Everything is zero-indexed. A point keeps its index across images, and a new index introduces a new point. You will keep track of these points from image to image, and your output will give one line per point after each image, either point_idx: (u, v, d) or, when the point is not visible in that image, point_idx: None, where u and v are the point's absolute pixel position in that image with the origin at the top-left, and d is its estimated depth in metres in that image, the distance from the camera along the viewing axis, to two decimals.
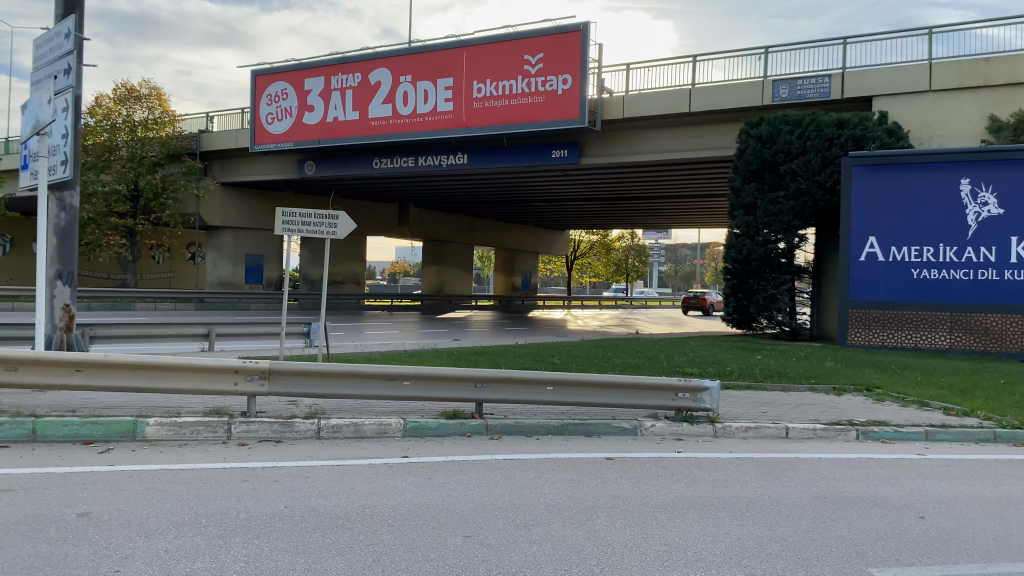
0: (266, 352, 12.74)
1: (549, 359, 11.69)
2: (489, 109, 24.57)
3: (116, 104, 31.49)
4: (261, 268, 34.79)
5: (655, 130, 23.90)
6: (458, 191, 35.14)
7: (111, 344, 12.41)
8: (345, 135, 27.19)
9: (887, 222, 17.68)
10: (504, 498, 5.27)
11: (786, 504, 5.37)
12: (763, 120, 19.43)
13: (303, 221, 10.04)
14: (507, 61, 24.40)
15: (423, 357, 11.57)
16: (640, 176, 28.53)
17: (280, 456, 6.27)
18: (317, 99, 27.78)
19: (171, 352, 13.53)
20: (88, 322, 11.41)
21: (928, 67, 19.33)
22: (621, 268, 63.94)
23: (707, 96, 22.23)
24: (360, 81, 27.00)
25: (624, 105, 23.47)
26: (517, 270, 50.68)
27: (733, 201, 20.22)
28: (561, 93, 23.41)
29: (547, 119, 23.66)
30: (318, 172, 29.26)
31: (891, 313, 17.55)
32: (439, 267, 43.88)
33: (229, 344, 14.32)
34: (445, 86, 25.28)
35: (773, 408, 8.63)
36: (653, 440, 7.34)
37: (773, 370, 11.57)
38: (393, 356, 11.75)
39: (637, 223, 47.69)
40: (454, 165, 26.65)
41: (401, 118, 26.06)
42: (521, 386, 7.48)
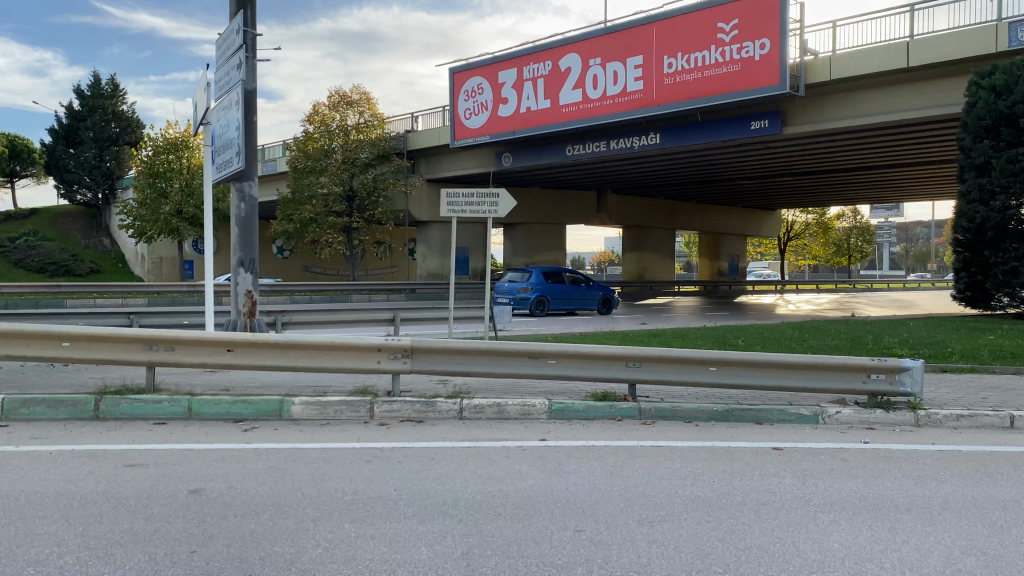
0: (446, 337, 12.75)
1: (733, 341, 10.71)
2: (681, 83, 23.44)
3: (331, 111, 33.04)
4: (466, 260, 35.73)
5: (867, 92, 21.68)
6: (657, 173, 34.15)
7: (305, 330, 12.98)
8: (538, 124, 27.12)
9: None
10: (633, 490, 4.62)
11: (994, 509, 4.28)
12: (996, 69, 16.89)
13: (466, 202, 9.86)
14: (699, 31, 23.08)
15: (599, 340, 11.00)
16: (854, 144, 26.08)
17: (415, 437, 5.99)
18: (509, 91, 27.92)
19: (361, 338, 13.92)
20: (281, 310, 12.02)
21: None
22: (843, 248, 59.47)
23: (929, 47, 19.76)
24: (549, 68, 26.79)
25: (831, 67, 21.50)
26: (725, 254, 48.56)
27: (961, 163, 17.75)
28: (758, 59, 21.80)
29: (743, 89, 22.14)
30: (514, 163, 29.48)
31: None
32: (641, 253, 43.18)
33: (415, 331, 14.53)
34: (635, 64, 24.42)
35: (996, 393, 7.23)
36: (837, 429, 6.30)
37: (1003, 350, 9.87)
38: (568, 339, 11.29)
39: (858, 199, 44.01)
40: (647, 146, 25.78)
41: (591, 101, 25.55)
42: (679, 366, 6.73)
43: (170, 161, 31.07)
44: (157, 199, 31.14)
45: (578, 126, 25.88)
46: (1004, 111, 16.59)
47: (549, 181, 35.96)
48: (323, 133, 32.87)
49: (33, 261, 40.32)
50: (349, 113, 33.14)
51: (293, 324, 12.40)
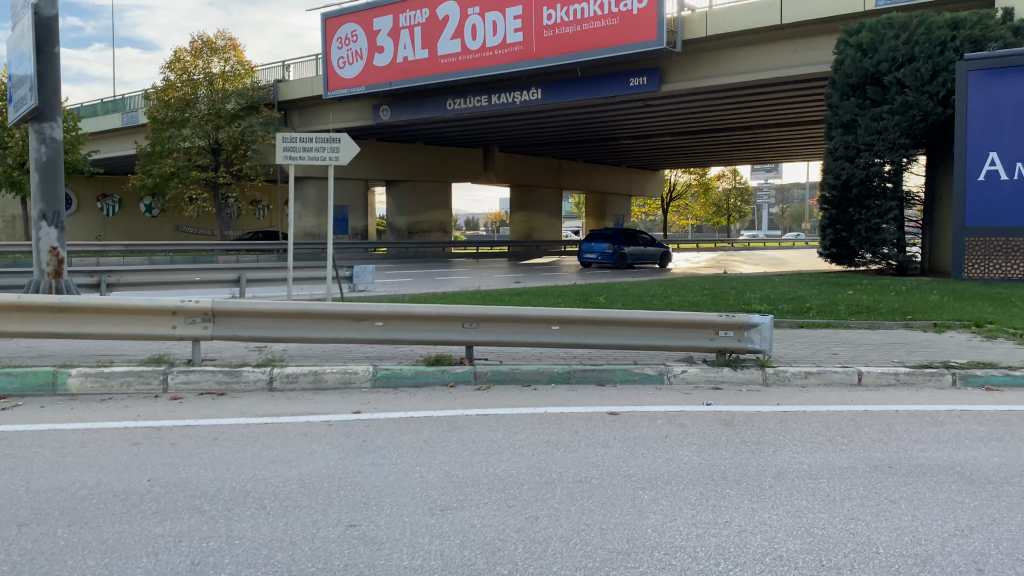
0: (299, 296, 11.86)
1: (594, 299, 10.27)
2: (560, 36, 22.86)
3: (193, 58, 30.82)
4: (345, 219, 34.99)
5: (743, 49, 21.67)
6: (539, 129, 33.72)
7: (140, 291, 11.83)
8: (415, 75, 26.03)
9: (1013, 133, 15.17)
10: (438, 470, 3.97)
11: (831, 479, 3.88)
12: (863, 26, 16.98)
13: (304, 146, 8.94)
14: None
15: (454, 299, 10.33)
16: (731, 103, 26.24)
17: (207, 413, 5.15)
18: (385, 39, 26.66)
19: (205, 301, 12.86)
20: (106, 269, 10.86)
21: None
22: (723, 208, 61.03)
23: (802, 4, 19.84)
24: (426, 16, 25.70)
25: (708, 22, 21.35)
26: (611, 214, 48.85)
27: (829, 121, 17.84)
28: (636, 13, 21.45)
29: (623, 43, 21.80)
30: (391, 116, 28.32)
31: (1016, 239, 15.18)
32: (527, 213, 42.66)
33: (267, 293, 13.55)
34: (514, 15, 23.61)
35: (848, 348, 7.01)
36: (681, 390, 5.87)
37: (859, 305, 9.81)
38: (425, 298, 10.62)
39: (736, 159, 44.98)
40: (527, 101, 25.15)
41: (469, 52, 24.65)
42: (519, 326, 6.11)
43: None
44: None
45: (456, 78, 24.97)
46: (870, 69, 16.75)
47: (431, 136, 34.97)
48: (184, 83, 30.61)
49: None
50: (215, 61, 31.08)
51: (124, 284, 11.27)
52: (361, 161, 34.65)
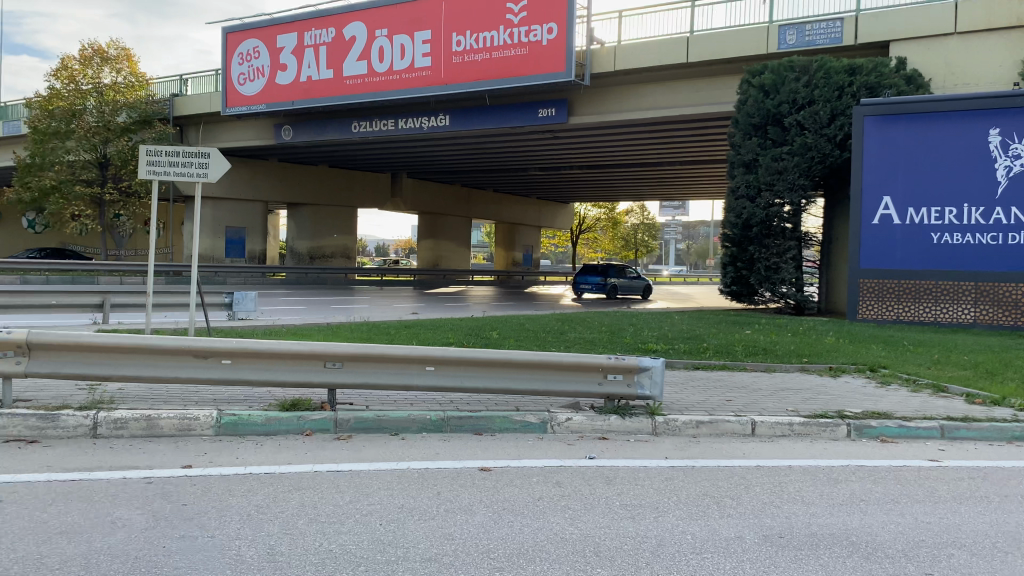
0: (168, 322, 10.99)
1: (487, 334, 9.79)
2: (469, 63, 22.55)
3: (82, 66, 29.41)
4: (242, 241, 33.69)
5: (650, 86, 21.85)
6: (448, 156, 33.28)
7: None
8: (319, 95, 25.28)
9: (905, 179, 15.52)
10: (261, 545, 3.33)
11: (716, 554, 3.42)
12: (765, 68, 17.28)
13: (172, 161, 8.20)
14: (489, 10, 22.35)
15: (337, 332, 9.66)
16: (638, 139, 26.40)
17: (5, 467, 4.32)
18: (289, 57, 25.96)
19: (64, 325, 11.81)
20: None
21: (954, 6, 17.18)
22: (631, 242, 61.80)
23: (707, 44, 20.10)
24: (333, 36, 25.10)
25: (616, 58, 21.39)
26: (520, 245, 48.78)
27: (732, 160, 17.98)
28: (546, 45, 21.42)
29: (532, 74, 21.65)
30: (294, 137, 27.41)
31: (906, 282, 15.42)
32: (435, 241, 42.12)
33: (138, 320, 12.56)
34: (423, 39, 23.25)
35: (742, 394, 6.68)
36: (564, 440, 5.36)
37: (755, 346, 9.61)
38: (306, 330, 9.90)
39: (644, 195, 45.53)
40: (435, 127, 24.75)
41: (376, 75, 24.06)
42: (389, 367, 5.49)
43: None
44: None
45: (362, 100, 24.36)
46: (772, 110, 17.02)
47: (337, 159, 34.13)
48: (72, 92, 29.23)
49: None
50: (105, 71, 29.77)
51: None
52: (262, 181, 33.55)
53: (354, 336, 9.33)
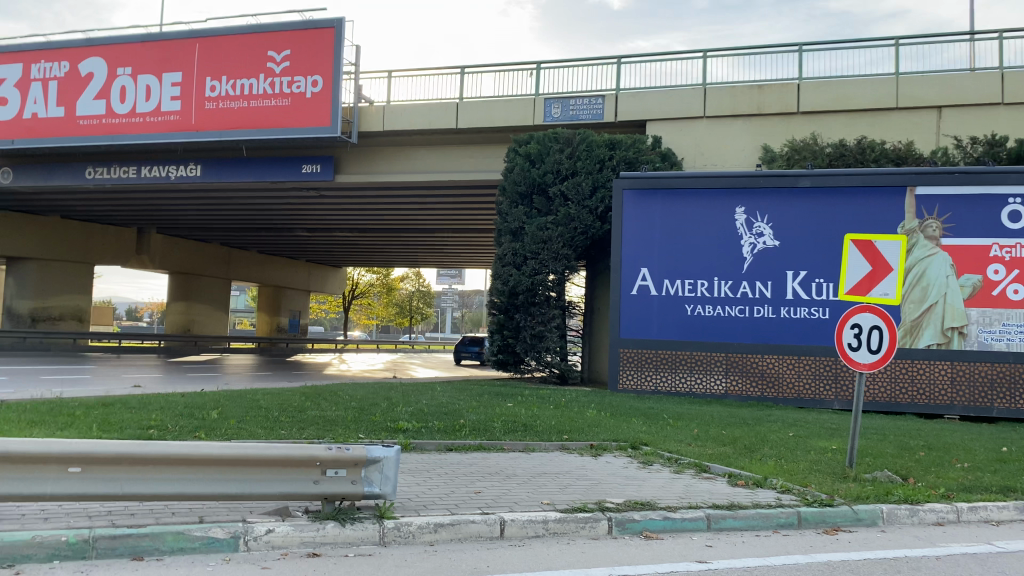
0: None
1: (209, 411, 8.25)
2: (223, 110, 21.14)
3: None
4: None
5: (418, 149, 21.28)
6: (204, 211, 30.73)
7: None
8: (46, 134, 22.65)
9: (661, 251, 15.85)
10: None
11: None
12: (531, 137, 17.26)
13: None
14: (247, 57, 21.23)
15: (5, 412, 7.66)
16: (408, 203, 25.69)
17: None
18: (11, 90, 23.16)
19: None
20: None
21: (703, 91, 18.21)
22: (405, 309, 60.92)
23: (475, 111, 19.87)
24: (65, 70, 22.70)
25: (384, 117, 20.62)
26: (285, 309, 46.25)
27: (498, 227, 17.55)
28: (309, 97, 20.55)
29: (292, 125, 20.58)
30: (14, 180, 24.38)
31: (663, 352, 15.57)
32: (188, 303, 38.82)
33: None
34: (172, 81, 21.68)
35: (494, 484, 5.73)
36: (260, 561, 4.07)
37: (514, 422, 8.78)
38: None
39: (418, 261, 44.90)
40: (185, 177, 22.68)
41: (116, 116, 21.98)
42: (12, 470, 3.97)
43: None
44: None
45: (97, 142, 22.09)
46: (537, 179, 16.95)
47: (72, 207, 30.54)
48: None
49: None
50: None
51: None
52: None
53: (25, 416, 7.40)
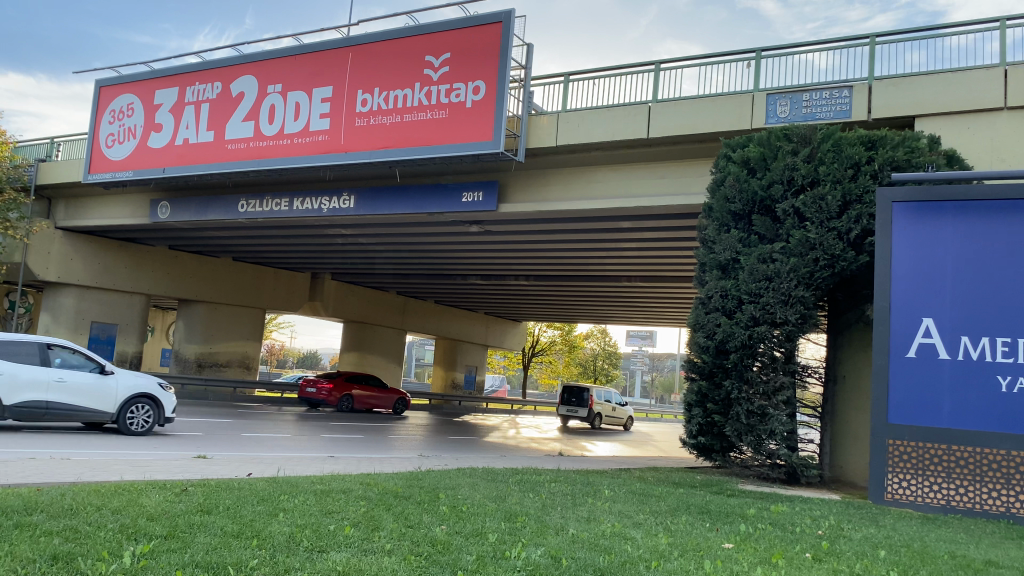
0: None
1: (152, 543, 4.29)
2: (373, 127, 18.12)
3: None
4: (111, 340, 28.36)
5: (602, 168, 17.06)
6: (370, 254, 28.22)
7: None
8: (195, 161, 20.73)
9: (955, 294, 10.52)
10: None
11: None
12: (750, 138, 12.68)
13: None
14: (403, 65, 18.10)
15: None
16: (587, 242, 21.46)
17: None
18: (166, 116, 21.67)
19: None
20: None
21: (1004, 73, 12.77)
22: (588, 369, 57.12)
23: (671, 117, 15.44)
24: (218, 91, 20.84)
25: (559, 129, 16.64)
26: (461, 364, 43.40)
27: (701, 259, 12.77)
28: (469, 106, 17.01)
29: (451, 140, 17.02)
30: (171, 216, 22.77)
31: (960, 450, 10.17)
32: (361, 353, 36.64)
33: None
34: (323, 97, 19.04)
35: None
36: None
37: None
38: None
39: (605, 317, 40.56)
40: (337, 210, 19.85)
41: (263, 139, 19.66)
42: None
43: None
44: None
45: (241, 168, 19.78)
46: (758, 192, 12.22)
47: (239, 248, 29.07)
48: None
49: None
50: None
51: None
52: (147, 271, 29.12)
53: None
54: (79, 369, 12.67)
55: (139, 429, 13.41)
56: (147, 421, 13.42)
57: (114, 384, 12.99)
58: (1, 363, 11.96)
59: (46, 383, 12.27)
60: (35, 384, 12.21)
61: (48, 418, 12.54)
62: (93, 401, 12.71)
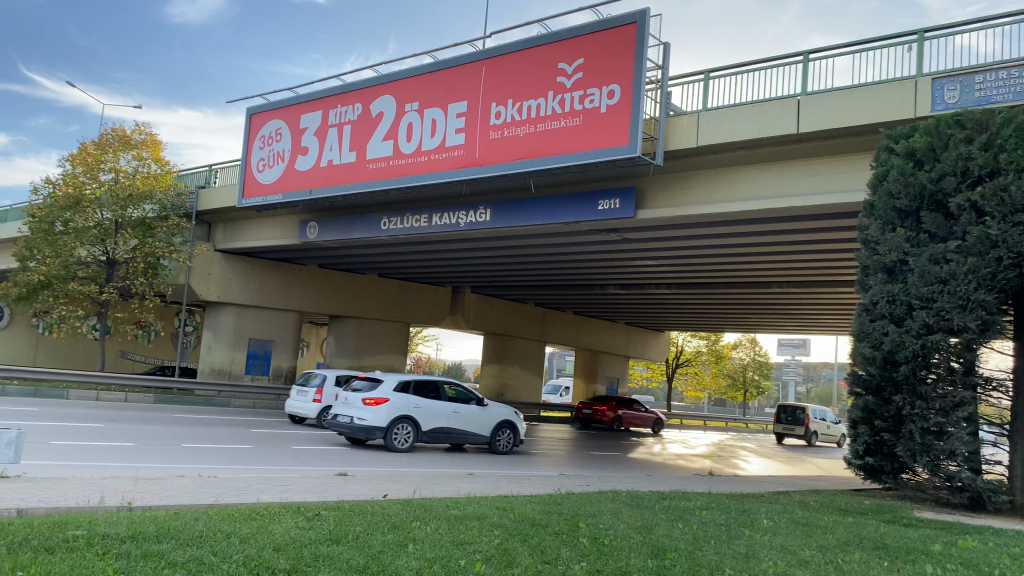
0: None
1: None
2: (508, 139, 17.95)
3: (102, 151, 27.27)
4: (267, 356, 29.72)
5: (747, 169, 16.10)
6: (510, 267, 28.14)
7: None
8: (338, 182, 21.32)
9: None
10: None
11: None
12: (916, 126, 11.48)
13: None
14: (536, 74, 17.84)
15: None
16: (733, 248, 20.40)
17: None
18: (311, 140, 22.43)
19: None
20: None
21: None
22: (738, 380, 54.87)
23: (823, 111, 14.32)
24: (359, 112, 21.36)
25: (700, 130, 15.84)
26: (603, 377, 42.78)
27: (864, 261, 11.68)
28: (605, 112, 16.51)
29: (586, 148, 16.57)
30: (318, 236, 23.55)
31: None
32: (501, 365, 37.02)
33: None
34: (458, 112, 19.07)
35: None
36: None
37: None
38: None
39: (755, 326, 38.77)
40: (474, 223, 19.81)
41: (401, 157, 19.94)
42: None
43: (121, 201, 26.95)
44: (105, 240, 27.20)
45: (382, 186, 20.13)
46: (927, 185, 11.04)
47: (384, 264, 29.77)
48: (91, 182, 26.98)
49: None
50: (127, 157, 27.58)
51: None
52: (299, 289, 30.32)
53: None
54: (466, 402, 16.33)
55: (504, 449, 17.07)
56: (511, 441, 17.03)
57: (488, 413, 16.75)
58: (419, 397, 15.71)
59: (447, 414, 15.93)
60: (443, 414, 15.91)
61: (447, 441, 16.19)
62: (478, 428, 16.37)
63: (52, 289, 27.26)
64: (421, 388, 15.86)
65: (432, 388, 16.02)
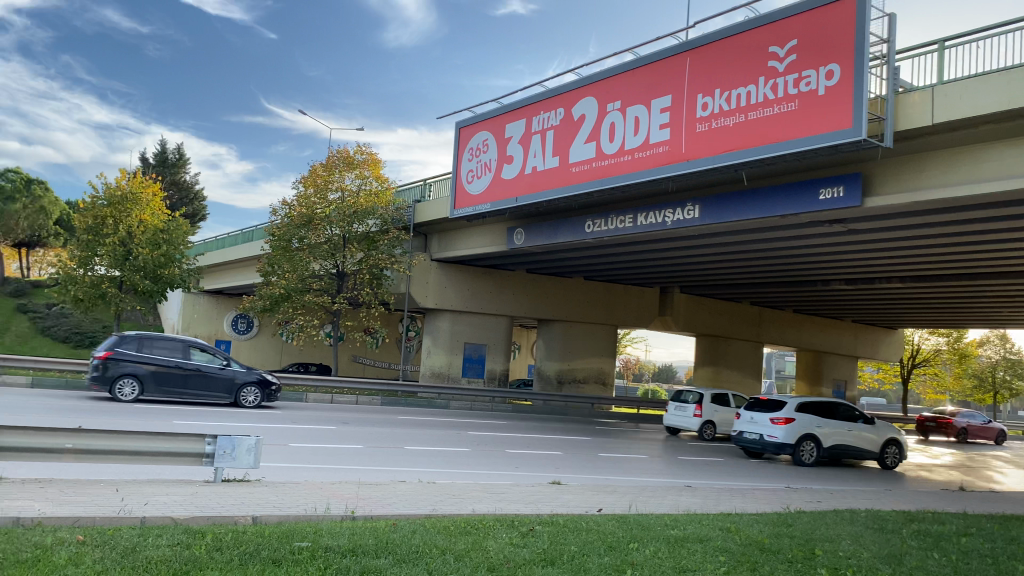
0: (66, 483, 6.81)
1: None
2: (716, 131, 17.16)
3: (331, 171, 29.42)
4: (482, 359, 30.60)
5: (995, 145, 14.23)
6: (721, 265, 27.04)
7: None
8: (543, 187, 21.46)
9: None
10: None
11: None
12: None
13: None
14: (744, 60, 16.91)
15: (133, 549, 4.30)
16: (979, 235, 18.23)
17: None
18: (516, 147, 22.75)
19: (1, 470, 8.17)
20: None
21: None
22: (986, 383, 49.35)
23: None
24: (561, 117, 21.38)
25: (934, 105, 14.23)
26: (827, 378, 40.18)
27: None
28: (822, 94, 15.31)
29: (803, 135, 15.46)
30: (526, 241, 23.82)
31: None
32: (717, 368, 35.74)
33: (49, 472, 8.35)
34: (662, 107, 18.53)
35: None
36: None
37: None
38: (110, 534, 4.69)
39: (1006, 320, 34.64)
40: (682, 222, 19.14)
41: (605, 158, 19.70)
42: None
43: (347, 214, 28.90)
44: (333, 252, 29.28)
45: (586, 189, 19.99)
46: None
47: (591, 267, 29.68)
48: (321, 200, 29.22)
49: (63, 330, 40.37)
50: (351, 176, 29.50)
51: None
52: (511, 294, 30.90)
53: (117, 573, 3.90)
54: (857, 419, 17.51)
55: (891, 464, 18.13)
56: (900, 457, 17.98)
57: (877, 429, 17.80)
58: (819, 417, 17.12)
59: (844, 431, 17.22)
60: (840, 432, 17.24)
61: (841, 456, 17.48)
62: (870, 445, 17.46)
63: (292, 301, 29.72)
64: (821, 408, 17.22)
65: (829, 408, 17.38)
